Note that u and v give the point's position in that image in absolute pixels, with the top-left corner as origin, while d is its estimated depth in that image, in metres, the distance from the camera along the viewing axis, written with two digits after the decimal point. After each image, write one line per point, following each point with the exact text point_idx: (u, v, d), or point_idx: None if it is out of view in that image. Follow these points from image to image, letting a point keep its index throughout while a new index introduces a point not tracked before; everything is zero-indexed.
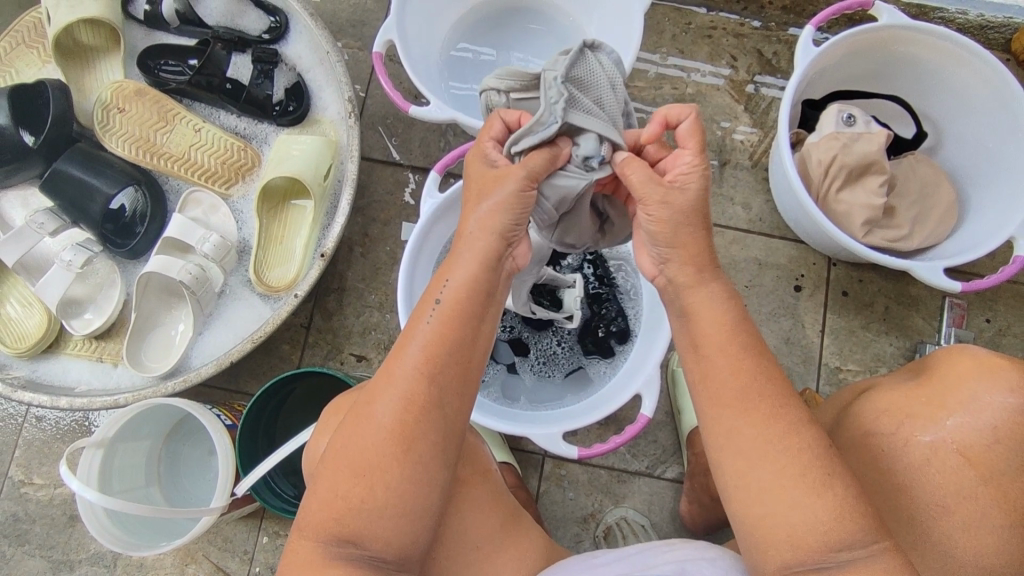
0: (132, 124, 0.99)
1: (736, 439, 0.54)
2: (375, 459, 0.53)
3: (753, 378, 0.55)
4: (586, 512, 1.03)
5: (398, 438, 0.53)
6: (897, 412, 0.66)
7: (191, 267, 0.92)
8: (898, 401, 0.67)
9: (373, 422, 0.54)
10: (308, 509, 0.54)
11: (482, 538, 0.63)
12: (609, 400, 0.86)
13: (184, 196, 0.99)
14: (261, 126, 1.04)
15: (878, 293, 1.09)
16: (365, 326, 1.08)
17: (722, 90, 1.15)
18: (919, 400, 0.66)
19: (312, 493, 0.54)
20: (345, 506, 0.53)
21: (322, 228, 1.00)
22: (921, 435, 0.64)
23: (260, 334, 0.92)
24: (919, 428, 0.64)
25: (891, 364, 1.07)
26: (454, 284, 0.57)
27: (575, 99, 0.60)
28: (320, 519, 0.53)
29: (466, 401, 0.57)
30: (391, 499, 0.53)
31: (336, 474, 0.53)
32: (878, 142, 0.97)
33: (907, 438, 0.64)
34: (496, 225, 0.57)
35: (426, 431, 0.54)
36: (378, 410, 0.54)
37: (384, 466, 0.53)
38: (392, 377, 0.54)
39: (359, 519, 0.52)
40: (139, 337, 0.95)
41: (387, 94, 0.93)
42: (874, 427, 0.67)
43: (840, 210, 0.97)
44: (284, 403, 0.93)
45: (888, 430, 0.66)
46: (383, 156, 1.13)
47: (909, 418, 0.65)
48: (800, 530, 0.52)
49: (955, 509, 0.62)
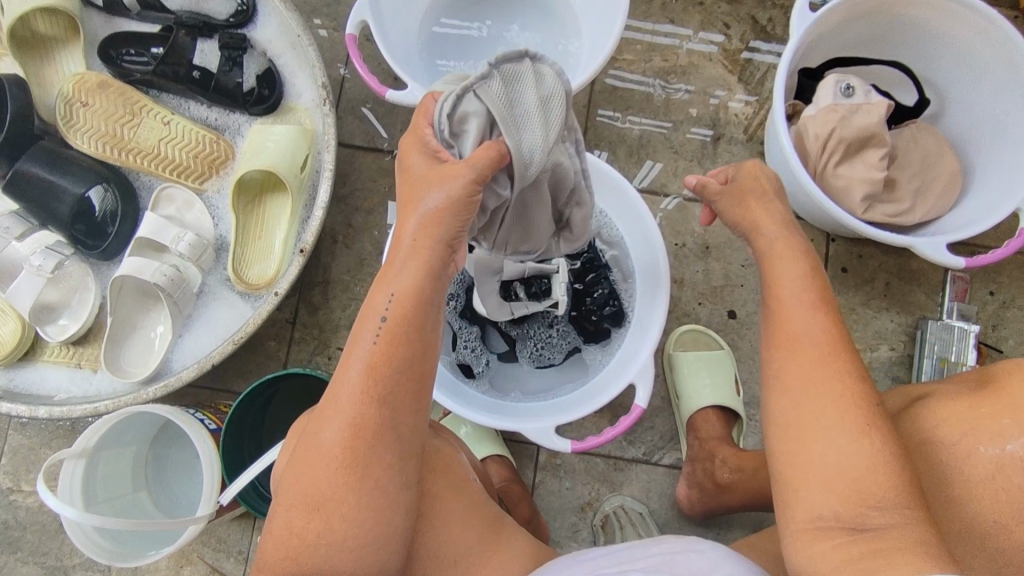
0: (97, 119, 0.94)
1: None
2: (329, 492, 0.51)
3: None
4: (583, 500, 1.01)
5: (350, 466, 0.51)
6: (960, 422, 0.62)
7: (165, 269, 0.89)
8: (959, 410, 0.62)
9: (322, 453, 0.52)
10: (268, 546, 0.53)
11: (457, 554, 0.61)
12: (601, 392, 0.84)
13: (156, 192, 0.95)
14: (233, 116, 1.00)
15: (878, 268, 1.06)
16: (352, 319, 1.05)
17: (714, 60, 1.10)
18: (985, 411, 0.61)
19: (272, 527, 0.53)
20: (303, 542, 0.52)
21: (301, 222, 0.97)
22: (983, 447, 0.60)
23: (242, 334, 0.89)
24: (983, 441, 0.60)
25: (892, 341, 1.04)
26: (393, 297, 0.54)
27: (495, 90, 0.55)
28: (280, 556, 0.52)
29: (420, 415, 0.55)
30: (348, 530, 0.51)
31: (292, 509, 0.52)
32: (879, 113, 0.92)
33: (969, 451, 0.60)
34: (438, 234, 0.54)
35: (377, 457, 0.52)
36: (325, 438, 0.52)
37: (339, 497, 0.51)
38: (337, 403, 0.52)
39: (318, 554, 0.51)
40: (117, 342, 0.92)
41: (363, 77, 0.88)
42: (930, 436, 0.62)
43: (839, 186, 0.93)
44: (271, 404, 0.91)
45: (949, 440, 0.61)
46: (363, 141, 1.08)
47: (973, 430, 0.61)
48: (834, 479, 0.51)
49: (1016, 529, 0.58)
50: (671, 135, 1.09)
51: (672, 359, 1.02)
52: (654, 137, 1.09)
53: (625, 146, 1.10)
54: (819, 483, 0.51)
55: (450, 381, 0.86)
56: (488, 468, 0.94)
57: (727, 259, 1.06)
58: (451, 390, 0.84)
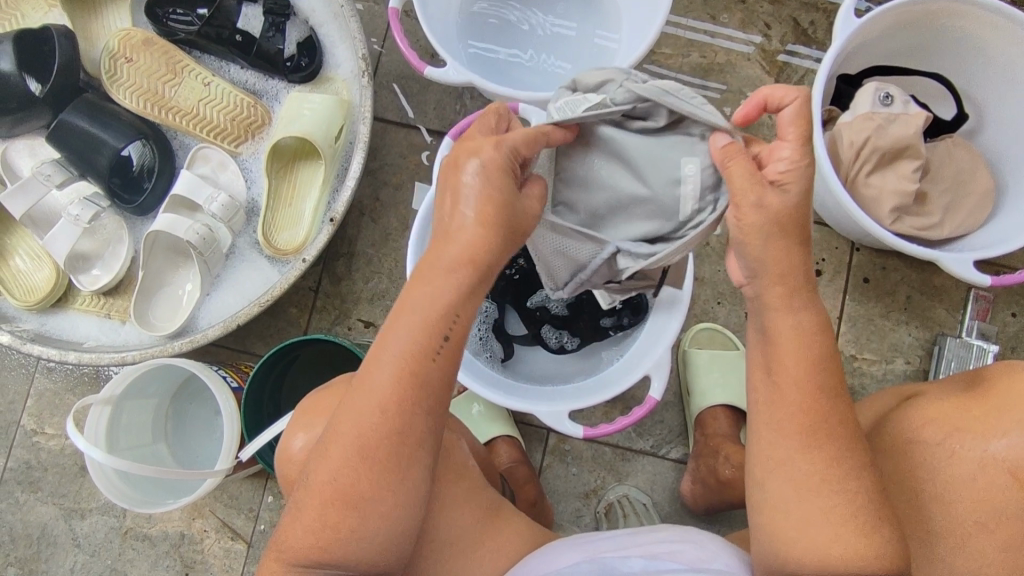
0: (139, 75, 0.96)
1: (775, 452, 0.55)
2: (350, 483, 0.54)
3: (769, 397, 0.56)
4: (588, 487, 1.03)
5: (371, 457, 0.54)
6: (945, 423, 0.64)
7: (199, 228, 0.90)
8: (947, 412, 0.64)
9: (342, 446, 0.54)
10: (292, 531, 0.56)
11: (473, 539, 0.64)
12: (618, 379, 0.86)
13: (193, 152, 0.97)
14: (272, 81, 1.01)
15: (900, 281, 1.06)
16: (374, 292, 1.09)
17: (752, 60, 1.10)
18: (970, 414, 0.63)
19: (296, 514, 0.56)
20: (325, 531, 0.54)
21: (333, 191, 0.98)
22: (961, 448, 0.62)
23: (268, 298, 0.91)
24: (967, 441, 0.62)
25: (907, 355, 1.05)
26: (417, 298, 0.55)
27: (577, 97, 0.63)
28: (304, 543, 0.55)
29: (438, 411, 0.56)
30: (359, 519, 0.54)
31: (313, 500, 0.55)
32: (915, 124, 0.89)
33: (954, 451, 0.62)
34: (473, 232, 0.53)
35: (397, 448, 0.54)
36: (349, 435, 0.55)
37: (360, 490, 0.54)
38: (362, 400, 0.54)
39: (340, 541, 0.54)
40: (148, 295, 0.94)
41: (403, 52, 0.90)
42: (918, 435, 0.64)
43: (868, 195, 0.91)
44: (291, 368, 0.92)
45: (933, 440, 0.64)
46: (397, 117, 1.12)
47: (958, 431, 0.63)
48: (818, 533, 0.53)
49: (996, 528, 0.61)
50: None
51: (687, 355, 1.04)
52: None
53: None
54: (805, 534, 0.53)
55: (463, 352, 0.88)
56: (496, 448, 0.96)
57: None
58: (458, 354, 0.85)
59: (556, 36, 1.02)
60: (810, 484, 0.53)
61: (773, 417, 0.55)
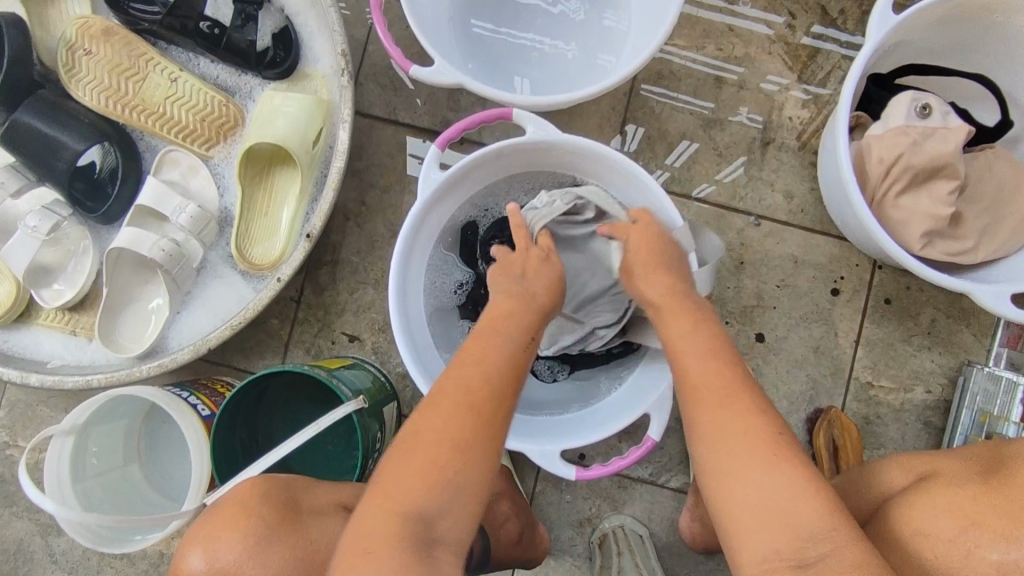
0: (99, 69, 0.87)
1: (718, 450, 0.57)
2: (446, 442, 0.60)
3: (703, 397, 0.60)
4: (582, 515, 0.98)
5: (469, 424, 0.60)
6: (962, 517, 0.58)
7: (164, 245, 0.83)
8: (965, 504, 0.58)
9: (441, 413, 0.61)
10: (371, 494, 0.59)
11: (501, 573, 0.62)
12: (615, 417, 0.79)
13: (160, 155, 0.90)
14: (245, 77, 0.92)
15: (926, 303, 0.98)
16: (359, 304, 1.02)
17: (774, 54, 1.00)
18: (992, 509, 0.57)
19: (378, 478, 0.59)
20: (408, 489, 0.57)
21: (312, 201, 0.90)
22: (980, 547, 0.56)
23: (241, 321, 0.84)
24: (986, 542, 0.56)
25: (928, 383, 0.97)
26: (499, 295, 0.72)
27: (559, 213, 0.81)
28: (384, 499, 0.57)
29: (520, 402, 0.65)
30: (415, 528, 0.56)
31: (404, 457, 0.59)
32: (955, 140, 0.80)
33: (971, 551, 0.56)
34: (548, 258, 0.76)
35: (492, 423, 0.62)
36: (441, 421, 0.60)
37: (454, 454, 0.59)
38: (462, 375, 0.64)
39: (422, 499, 0.57)
40: (113, 313, 0.87)
41: (386, 48, 0.80)
42: (930, 528, 0.58)
43: (897, 218, 0.82)
44: (265, 395, 0.86)
45: (948, 536, 0.57)
46: (384, 113, 1.03)
47: (977, 528, 0.57)
48: (777, 545, 0.52)
49: None
50: (716, 134, 1.00)
51: None
52: (694, 133, 1.00)
53: (666, 143, 1.01)
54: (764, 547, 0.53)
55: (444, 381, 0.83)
56: None
57: (759, 277, 0.99)
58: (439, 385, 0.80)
59: (562, 15, 0.92)
60: (750, 490, 0.55)
61: (707, 417, 0.59)
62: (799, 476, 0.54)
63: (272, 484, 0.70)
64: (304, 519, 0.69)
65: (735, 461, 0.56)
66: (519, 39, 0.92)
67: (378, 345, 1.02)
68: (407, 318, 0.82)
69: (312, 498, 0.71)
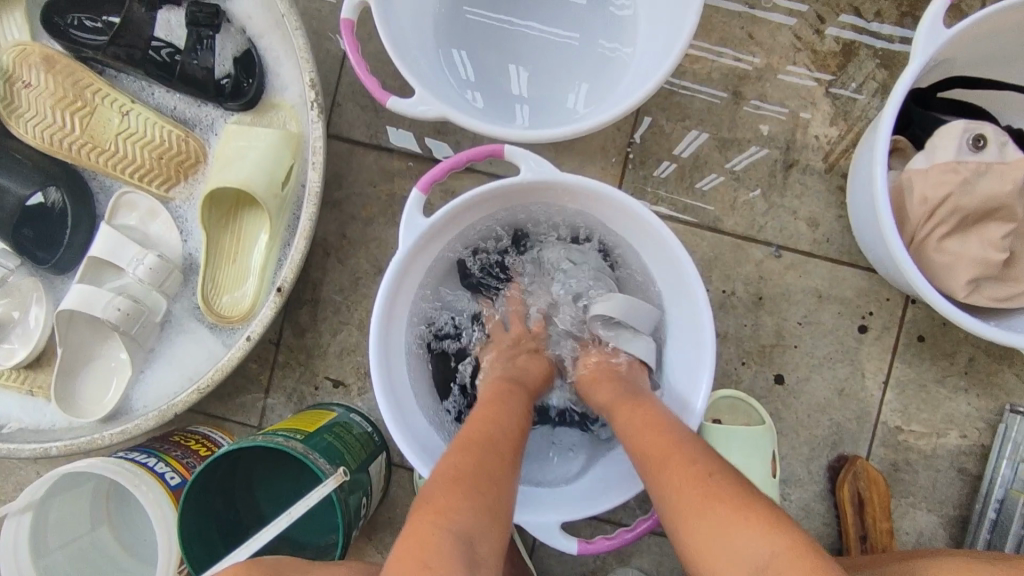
0: (41, 103, 0.78)
1: (707, 527, 0.51)
2: (498, 442, 0.60)
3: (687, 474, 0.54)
4: (586, 569, 0.92)
5: (513, 437, 0.62)
6: None
7: (119, 302, 0.76)
8: None
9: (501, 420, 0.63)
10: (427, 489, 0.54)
11: None
12: (620, 486, 0.73)
13: (115, 198, 0.81)
14: (205, 108, 0.83)
15: (964, 340, 0.89)
16: (343, 347, 0.94)
17: (799, 65, 0.90)
18: None
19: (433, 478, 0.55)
20: (458, 473, 0.54)
21: (284, 245, 0.82)
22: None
23: (208, 384, 0.77)
24: None
25: (964, 428, 0.89)
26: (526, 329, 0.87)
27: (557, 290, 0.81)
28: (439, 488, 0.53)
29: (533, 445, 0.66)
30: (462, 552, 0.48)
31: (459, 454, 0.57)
32: (1015, 176, 0.70)
33: None
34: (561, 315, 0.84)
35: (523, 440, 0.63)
36: (498, 420, 0.63)
37: (503, 454, 0.58)
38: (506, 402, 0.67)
39: (472, 485, 0.53)
40: (71, 372, 0.80)
41: (361, 78, 0.72)
42: None
43: (941, 262, 0.72)
44: (241, 458, 0.79)
45: None
46: (366, 137, 0.94)
47: None
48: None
49: None
50: (733, 155, 0.90)
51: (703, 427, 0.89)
52: (709, 154, 0.90)
53: (676, 166, 0.91)
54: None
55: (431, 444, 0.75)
56: None
57: (780, 313, 0.90)
58: (425, 454, 0.72)
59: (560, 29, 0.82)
60: (706, 536, 0.50)
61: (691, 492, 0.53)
62: (754, 514, 0.50)
63: (258, 570, 0.56)
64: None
65: (685, 508, 0.52)
66: (513, 58, 0.82)
67: (365, 390, 0.94)
68: (391, 379, 0.73)
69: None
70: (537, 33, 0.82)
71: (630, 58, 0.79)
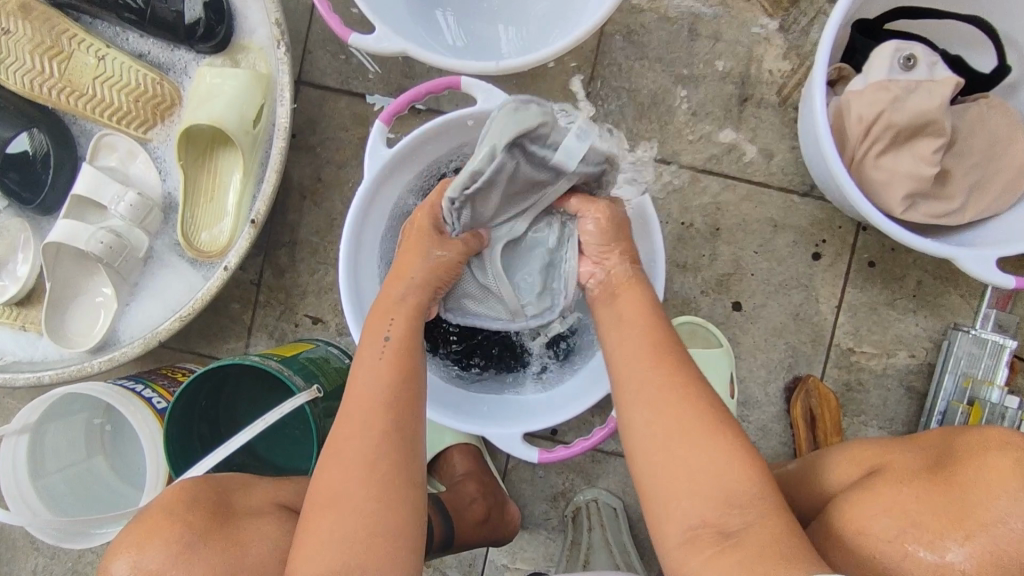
0: (20, 49, 0.82)
1: (678, 441, 0.57)
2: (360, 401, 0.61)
3: (665, 390, 0.60)
4: (556, 490, 0.97)
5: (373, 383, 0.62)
6: (902, 515, 0.54)
7: (102, 236, 0.80)
8: (906, 501, 0.55)
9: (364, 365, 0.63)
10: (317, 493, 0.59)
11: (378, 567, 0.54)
12: (576, 400, 0.76)
13: (95, 140, 0.85)
14: (179, 52, 0.86)
15: (912, 265, 0.93)
16: (321, 286, 0.99)
17: (753, 1, 0.93)
18: (933, 509, 0.54)
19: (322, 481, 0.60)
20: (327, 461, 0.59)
21: (258, 182, 0.86)
22: (913, 548, 0.53)
23: (190, 312, 0.81)
24: (921, 544, 0.53)
25: (912, 347, 0.94)
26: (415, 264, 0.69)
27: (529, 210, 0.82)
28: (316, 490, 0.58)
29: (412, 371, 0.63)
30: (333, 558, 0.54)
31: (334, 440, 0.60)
32: (942, 94, 0.75)
33: (905, 552, 0.53)
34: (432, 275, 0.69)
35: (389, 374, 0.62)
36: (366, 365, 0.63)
37: (361, 410, 0.60)
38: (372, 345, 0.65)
39: (330, 473, 0.58)
40: (60, 308, 0.85)
41: (323, 16, 0.74)
42: (866, 526, 0.55)
43: (878, 179, 0.76)
44: (224, 383, 0.84)
45: (885, 536, 0.54)
46: (337, 83, 0.97)
47: (915, 527, 0.53)
48: (705, 514, 0.55)
49: None
50: (690, 92, 0.94)
51: None
52: (667, 91, 0.94)
53: (636, 103, 0.94)
54: (690, 518, 0.55)
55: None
56: (452, 457, 0.91)
57: (736, 243, 0.94)
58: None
59: None
60: (682, 461, 0.56)
61: (666, 412, 0.59)
62: (733, 450, 0.56)
63: (208, 487, 0.65)
64: (232, 522, 0.62)
65: (672, 435, 0.58)
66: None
67: (343, 326, 0.99)
68: (361, 301, 0.78)
69: (246, 501, 0.66)
70: None
71: None
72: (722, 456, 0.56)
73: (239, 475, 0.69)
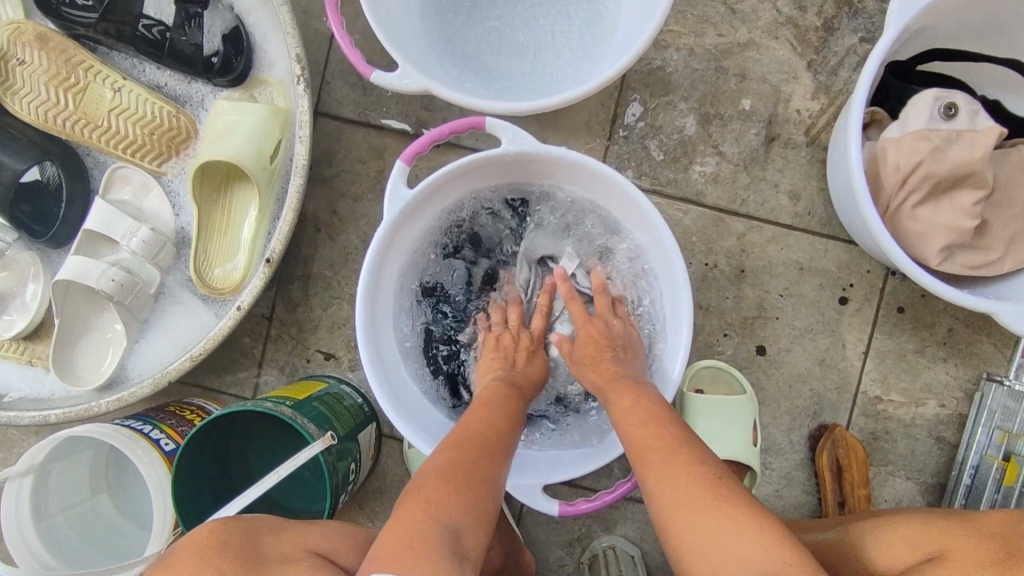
0: (35, 80, 0.80)
1: (686, 518, 0.54)
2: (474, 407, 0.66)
3: (665, 459, 0.57)
4: (572, 535, 0.94)
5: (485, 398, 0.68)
6: None
7: (114, 272, 0.78)
8: None
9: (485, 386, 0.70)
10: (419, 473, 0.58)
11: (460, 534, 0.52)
12: (599, 452, 0.73)
13: (109, 172, 0.83)
14: (195, 85, 0.85)
15: (943, 312, 0.91)
16: (334, 321, 0.96)
17: (781, 40, 0.91)
18: None
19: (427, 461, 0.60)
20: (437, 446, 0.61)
21: (273, 217, 0.84)
22: None
23: (201, 352, 0.79)
24: None
25: (943, 397, 0.91)
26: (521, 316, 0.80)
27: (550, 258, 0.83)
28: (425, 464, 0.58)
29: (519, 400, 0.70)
30: (446, 540, 0.51)
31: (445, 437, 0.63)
32: (983, 145, 0.73)
33: None
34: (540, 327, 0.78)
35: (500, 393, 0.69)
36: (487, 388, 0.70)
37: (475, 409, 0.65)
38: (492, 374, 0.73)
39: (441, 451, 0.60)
40: (68, 343, 0.82)
41: (345, 53, 0.72)
42: None
43: (914, 230, 0.74)
44: (235, 425, 0.81)
45: None
46: (354, 115, 0.95)
47: None
48: None
49: None
50: (716, 131, 0.92)
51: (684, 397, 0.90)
52: (693, 129, 0.92)
53: (660, 141, 0.92)
54: None
55: (409, 404, 0.77)
56: None
57: (762, 285, 0.92)
58: (406, 414, 0.74)
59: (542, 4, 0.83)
60: (695, 541, 0.53)
61: (670, 485, 0.56)
62: (744, 515, 0.53)
63: (238, 531, 0.58)
64: (262, 570, 0.55)
65: (682, 502, 0.55)
66: (496, 32, 0.83)
67: (355, 362, 0.97)
68: (377, 345, 0.75)
69: (276, 546, 0.58)
70: (520, 8, 0.83)
71: (614, 32, 0.80)
72: (731, 527, 0.53)
73: (269, 516, 0.62)
